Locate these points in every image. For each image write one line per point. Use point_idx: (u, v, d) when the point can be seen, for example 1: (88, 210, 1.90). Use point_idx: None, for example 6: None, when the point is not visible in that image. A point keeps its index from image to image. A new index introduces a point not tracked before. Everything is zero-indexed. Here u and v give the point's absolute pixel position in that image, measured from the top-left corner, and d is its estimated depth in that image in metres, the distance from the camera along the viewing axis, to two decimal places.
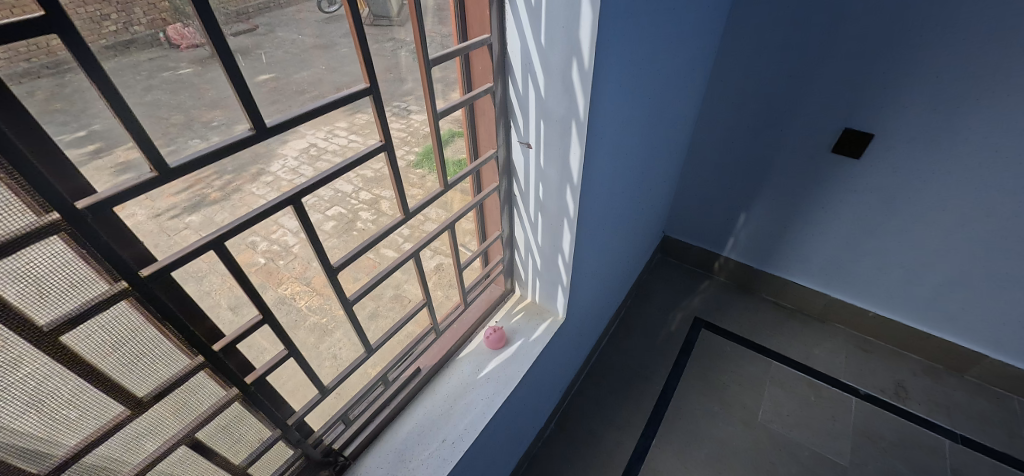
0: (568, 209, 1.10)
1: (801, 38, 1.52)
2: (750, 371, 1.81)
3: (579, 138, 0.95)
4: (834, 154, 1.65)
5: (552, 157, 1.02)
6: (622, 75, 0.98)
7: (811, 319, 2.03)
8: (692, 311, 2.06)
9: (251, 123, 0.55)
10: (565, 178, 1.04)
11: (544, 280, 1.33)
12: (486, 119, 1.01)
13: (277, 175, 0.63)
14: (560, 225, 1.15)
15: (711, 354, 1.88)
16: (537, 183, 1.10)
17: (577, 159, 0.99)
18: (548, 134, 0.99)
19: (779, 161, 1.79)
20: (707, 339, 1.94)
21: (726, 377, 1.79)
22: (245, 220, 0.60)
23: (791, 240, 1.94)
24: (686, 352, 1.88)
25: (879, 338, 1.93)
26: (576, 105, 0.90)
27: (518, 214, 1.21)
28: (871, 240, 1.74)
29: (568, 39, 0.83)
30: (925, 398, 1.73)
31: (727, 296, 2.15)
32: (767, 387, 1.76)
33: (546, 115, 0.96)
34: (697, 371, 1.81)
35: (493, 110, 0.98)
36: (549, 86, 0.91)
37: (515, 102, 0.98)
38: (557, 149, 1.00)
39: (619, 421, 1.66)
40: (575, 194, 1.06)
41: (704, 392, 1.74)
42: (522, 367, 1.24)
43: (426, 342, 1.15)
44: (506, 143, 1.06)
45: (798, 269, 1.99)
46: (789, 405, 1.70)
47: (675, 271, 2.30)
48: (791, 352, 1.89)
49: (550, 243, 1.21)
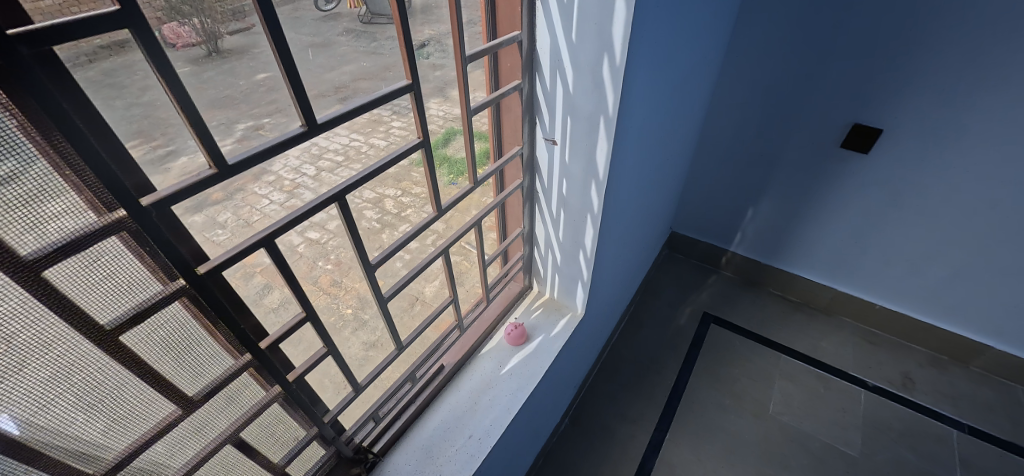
0: (591, 206, 1.10)
1: (815, 29, 1.46)
2: (761, 365, 1.81)
3: (607, 134, 0.94)
4: (841, 149, 1.61)
5: (577, 154, 1.01)
6: (647, 71, 0.96)
7: (816, 313, 2.01)
8: (700, 305, 2.05)
9: (303, 118, 0.59)
10: (591, 175, 1.03)
11: (563, 276, 1.33)
12: (511, 119, 1.00)
13: (279, 175, 0.62)
14: (583, 222, 1.15)
15: (723, 348, 1.87)
16: (560, 179, 1.09)
17: (604, 156, 0.98)
18: (574, 130, 0.98)
19: (785, 154, 1.75)
20: (716, 333, 1.93)
21: (735, 371, 1.78)
22: (267, 234, 0.61)
23: (794, 233, 1.91)
24: (696, 345, 1.88)
25: (884, 330, 1.91)
26: (605, 102, 0.89)
27: (540, 211, 1.21)
28: (875, 234, 1.72)
29: (600, 35, 0.81)
30: (931, 389, 1.71)
31: (733, 290, 2.13)
32: (775, 380, 1.75)
33: (574, 112, 0.94)
34: (706, 367, 1.80)
35: (519, 107, 0.97)
36: (579, 81, 0.89)
37: (541, 98, 0.97)
38: (584, 146, 0.99)
39: (631, 416, 1.66)
40: (600, 190, 1.05)
41: (714, 385, 1.74)
42: (543, 361, 1.24)
43: (450, 338, 1.17)
44: (531, 140, 1.06)
45: (808, 264, 1.96)
46: (797, 396, 1.70)
47: (682, 265, 2.28)
48: (798, 345, 1.88)
49: (572, 239, 1.21)
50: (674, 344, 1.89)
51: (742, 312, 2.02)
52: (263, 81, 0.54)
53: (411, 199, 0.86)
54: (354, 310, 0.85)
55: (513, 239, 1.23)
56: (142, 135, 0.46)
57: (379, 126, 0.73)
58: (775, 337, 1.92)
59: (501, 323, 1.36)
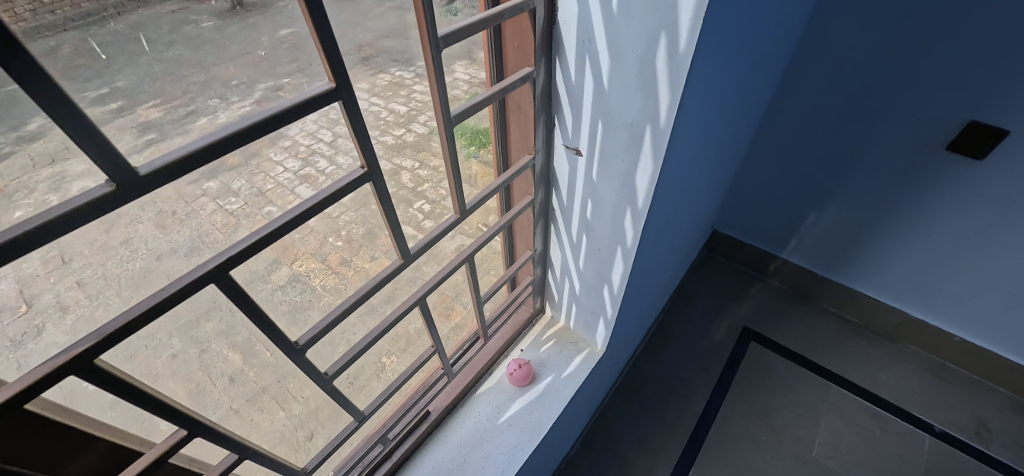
0: (624, 231, 1.00)
1: (906, 43, 1.30)
2: (803, 395, 1.65)
3: (651, 146, 0.82)
4: (949, 152, 1.38)
5: (612, 168, 0.91)
6: (715, 77, 0.83)
7: (878, 338, 1.83)
8: (740, 320, 1.89)
9: (111, 178, 0.39)
10: (627, 195, 0.93)
11: (585, 297, 1.24)
12: (518, 116, 0.89)
13: (295, 140, 0.65)
14: (614, 247, 1.05)
15: (766, 374, 1.71)
16: (586, 192, 0.99)
17: (646, 171, 0.86)
18: (608, 138, 0.87)
19: (865, 161, 1.55)
20: (757, 354, 1.77)
21: (776, 401, 1.63)
22: (167, 295, 0.48)
23: (866, 249, 1.72)
24: (732, 367, 1.73)
25: (961, 367, 1.71)
26: (654, 112, 0.77)
27: (564, 227, 1.11)
28: (973, 258, 1.51)
29: (649, 28, 0.68)
30: (1010, 441, 1.52)
31: (780, 304, 1.96)
32: (823, 416, 1.59)
33: (607, 116, 0.83)
34: (742, 394, 1.65)
35: (533, 103, 0.86)
36: (619, 79, 0.77)
37: (563, 92, 0.86)
38: (618, 158, 0.88)
39: (651, 444, 1.54)
40: (637, 217, 0.95)
41: (749, 417, 1.59)
42: (550, 412, 1.18)
43: (437, 386, 1.12)
44: (549, 145, 0.95)
45: (880, 283, 1.76)
46: (848, 438, 1.53)
47: (721, 269, 2.11)
48: (853, 375, 1.71)
49: (597, 262, 1.12)
50: (705, 362, 1.75)
51: (786, 335, 1.84)
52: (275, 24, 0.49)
53: (427, 174, 0.83)
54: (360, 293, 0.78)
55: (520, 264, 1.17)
56: (163, 94, 0.45)
57: (400, 90, 0.69)
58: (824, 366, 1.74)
59: (505, 357, 1.32)
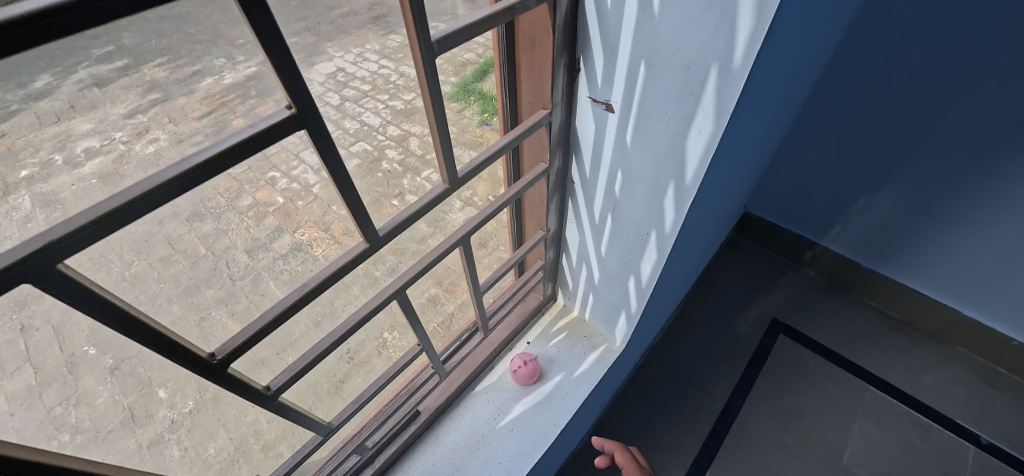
0: (661, 208, 0.91)
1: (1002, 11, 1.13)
2: (835, 396, 1.56)
3: (710, 100, 0.69)
4: None
5: (652, 131, 0.80)
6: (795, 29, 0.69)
7: (923, 338, 1.71)
8: (769, 310, 1.79)
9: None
10: (669, 167, 0.83)
11: (610, 277, 1.16)
12: (527, 60, 0.79)
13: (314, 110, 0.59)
14: (648, 227, 0.97)
15: (799, 367, 1.63)
16: (619, 158, 0.89)
17: (699, 133, 0.74)
18: (652, 90, 0.75)
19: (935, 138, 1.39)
20: (788, 344, 1.68)
21: (804, 402, 1.55)
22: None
23: (920, 240, 1.58)
24: (757, 363, 1.64)
25: (1013, 372, 1.60)
26: (714, 70, 0.66)
27: (591, 199, 1.03)
28: None
29: None
30: None
31: (811, 295, 1.84)
32: (856, 420, 1.51)
33: (655, 63, 0.71)
34: (768, 391, 1.57)
35: (553, 45, 0.74)
36: (672, 23, 0.65)
37: (594, 34, 0.74)
38: (663, 119, 0.77)
39: (661, 439, 1.50)
40: (681, 194, 0.85)
41: (779, 420, 1.51)
42: (557, 419, 1.15)
43: (427, 386, 1.08)
44: (567, 101, 0.86)
45: (933, 279, 1.63)
46: (882, 447, 1.45)
47: (751, 255, 1.99)
48: (892, 376, 1.60)
49: (627, 242, 1.03)
50: (729, 356, 1.67)
51: (819, 328, 1.73)
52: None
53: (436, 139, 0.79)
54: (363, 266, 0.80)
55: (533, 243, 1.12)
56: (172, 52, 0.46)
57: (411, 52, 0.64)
58: (863, 364, 1.63)
59: (506, 352, 1.29)
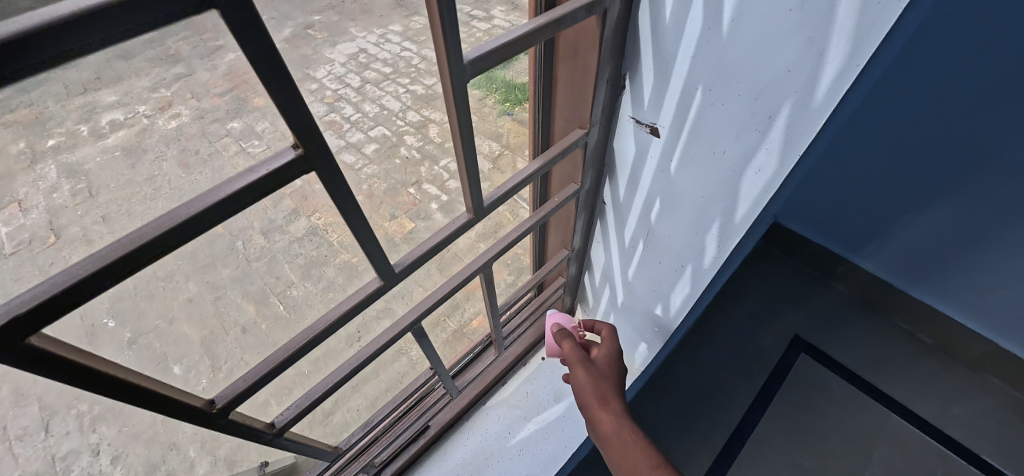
0: (704, 239, 0.74)
1: None
2: (955, 418, 1.26)
3: (792, 133, 0.54)
4: None
5: (702, 162, 0.66)
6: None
7: None
8: (791, 327, 1.46)
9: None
10: (719, 195, 0.67)
11: (644, 288, 0.96)
12: (580, 54, 0.65)
13: None
14: (705, 217, 0.71)
15: (907, 367, 1.35)
16: (651, 186, 0.77)
17: (763, 177, 0.60)
18: (707, 115, 0.61)
19: None
20: (894, 344, 1.40)
21: (910, 428, 1.25)
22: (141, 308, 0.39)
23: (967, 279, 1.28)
24: (778, 376, 1.36)
25: None
26: (807, 61, 0.48)
27: (620, 223, 0.91)
28: None
29: None
30: None
31: (869, 324, 1.45)
32: (913, 441, 1.24)
33: (719, 87, 0.57)
34: (869, 432, 1.26)
35: (599, 55, 0.63)
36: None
37: (644, 33, 0.61)
38: (751, 85, 0.54)
39: (717, 448, 1.26)
40: (728, 226, 0.69)
41: (870, 452, 1.23)
42: (569, 442, 1.11)
43: (441, 400, 1.07)
44: (612, 119, 0.75)
45: None
46: (965, 415, 1.27)
47: (783, 270, 1.60)
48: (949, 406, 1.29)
49: (652, 270, 0.90)
50: (807, 349, 1.40)
51: (961, 342, 1.34)
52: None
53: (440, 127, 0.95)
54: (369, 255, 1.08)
55: (555, 264, 1.04)
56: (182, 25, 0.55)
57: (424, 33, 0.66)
58: (989, 385, 1.31)
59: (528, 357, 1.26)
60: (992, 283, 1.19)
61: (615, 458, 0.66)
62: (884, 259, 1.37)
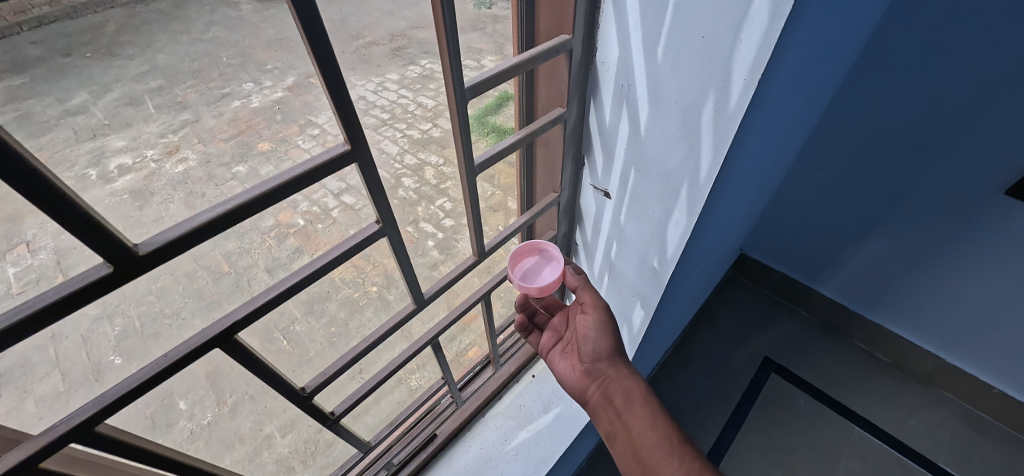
0: (647, 267, 1.04)
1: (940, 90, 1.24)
2: (882, 414, 1.64)
3: (688, 196, 0.83)
4: (1007, 197, 1.26)
5: (638, 214, 0.97)
6: (777, 103, 0.77)
7: (910, 381, 1.73)
8: (761, 349, 1.84)
9: (108, 258, 0.42)
10: (650, 237, 0.98)
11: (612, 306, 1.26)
12: (553, 148, 0.95)
13: (311, 127, 0.70)
14: (648, 252, 1.01)
15: (855, 378, 1.73)
16: (609, 231, 1.08)
17: (679, 225, 0.89)
18: (638, 184, 0.92)
19: (896, 216, 1.50)
20: (856, 364, 1.78)
21: (872, 440, 1.58)
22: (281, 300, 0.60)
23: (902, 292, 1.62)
24: (751, 396, 1.70)
25: (994, 418, 1.61)
26: (690, 158, 0.78)
27: (590, 257, 1.21)
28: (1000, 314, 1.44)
29: (702, 57, 0.67)
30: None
31: (810, 337, 1.87)
32: (867, 453, 1.55)
33: (643, 165, 0.88)
34: (834, 442, 1.58)
35: (563, 142, 0.93)
36: (668, 86, 0.74)
37: (595, 129, 0.92)
38: (660, 168, 0.85)
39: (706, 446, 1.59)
40: (660, 259, 0.99)
41: (835, 459, 1.54)
42: (557, 445, 1.22)
43: (445, 404, 1.18)
44: (581, 183, 1.04)
45: (904, 320, 1.67)
46: (893, 415, 1.64)
47: (746, 293, 2.04)
48: (879, 419, 1.63)
49: (615, 290, 1.20)
50: (775, 369, 1.77)
51: (910, 357, 1.72)
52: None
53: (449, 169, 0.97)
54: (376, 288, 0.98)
55: None
56: (202, 76, 0.59)
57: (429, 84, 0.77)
58: (940, 398, 1.67)
59: (520, 374, 1.35)
60: (929, 300, 1.56)
61: (596, 407, 0.95)
62: (838, 285, 1.79)
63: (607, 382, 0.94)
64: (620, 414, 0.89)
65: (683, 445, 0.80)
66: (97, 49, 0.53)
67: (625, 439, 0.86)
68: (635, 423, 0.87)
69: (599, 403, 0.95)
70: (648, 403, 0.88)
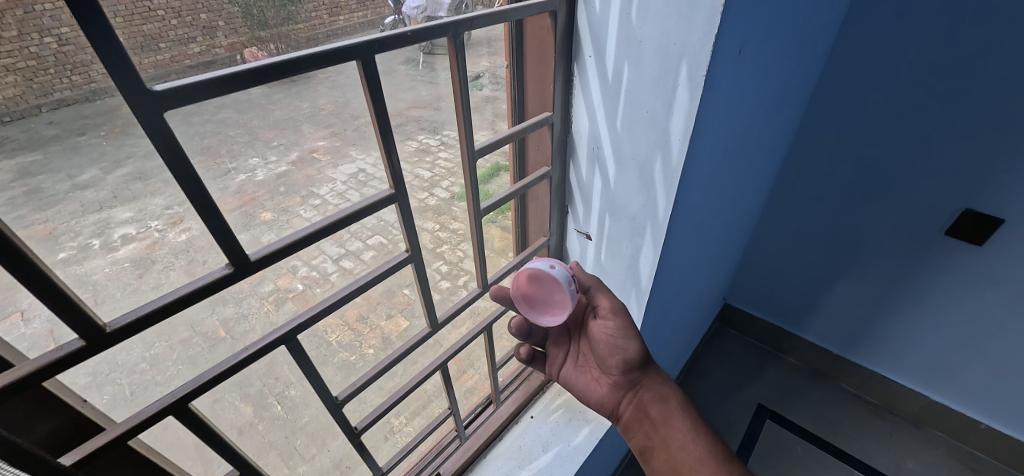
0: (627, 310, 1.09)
1: (878, 141, 1.40)
2: (879, 455, 1.64)
3: (653, 238, 0.91)
4: (947, 237, 1.40)
5: (614, 260, 1.03)
6: (718, 153, 0.88)
7: (902, 422, 1.74)
8: (754, 397, 1.85)
9: (229, 261, 0.51)
10: (626, 282, 1.03)
11: None
12: (538, 204, 1.02)
13: (324, 199, 0.84)
14: (627, 289, 1.05)
15: (851, 423, 1.74)
16: None
17: (648, 263, 0.96)
18: (612, 230, 0.98)
19: (861, 257, 1.60)
20: (846, 407, 1.79)
21: None
22: (317, 311, 0.63)
23: (876, 330, 1.68)
24: (747, 445, 1.69)
25: (987, 454, 1.61)
26: (653, 201, 0.86)
27: None
28: (967, 348, 1.51)
29: (654, 124, 0.77)
30: None
31: (798, 383, 1.89)
32: None
33: (614, 212, 0.95)
34: None
35: (548, 195, 0.99)
36: (629, 146, 0.83)
37: (575, 186, 0.99)
38: (628, 213, 0.92)
39: None
40: (640, 301, 1.04)
41: None
42: None
43: (450, 447, 1.16)
44: (562, 233, 1.08)
45: (882, 359, 1.73)
46: (891, 457, 1.63)
47: (731, 342, 2.08)
48: (876, 462, 1.62)
49: None
50: (769, 415, 1.78)
51: (898, 398, 1.74)
52: (312, 92, 0.61)
53: (446, 235, 1.10)
54: (374, 352, 1.00)
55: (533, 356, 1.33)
56: (211, 151, 0.55)
57: (426, 155, 0.86)
58: (933, 438, 1.68)
59: (518, 419, 1.31)
60: (900, 339, 1.64)
61: (631, 425, 0.93)
62: (818, 330, 1.85)
63: (639, 394, 0.92)
64: (657, 427, 0.89)
65: (726, 458, 0.83)
66: (114, 130, 0.49)
67: (663, 454, 0.87)
68: (673, 436, 0.87)
69: (631, 415, 0.93)
70: (683, 412, 0.90)
